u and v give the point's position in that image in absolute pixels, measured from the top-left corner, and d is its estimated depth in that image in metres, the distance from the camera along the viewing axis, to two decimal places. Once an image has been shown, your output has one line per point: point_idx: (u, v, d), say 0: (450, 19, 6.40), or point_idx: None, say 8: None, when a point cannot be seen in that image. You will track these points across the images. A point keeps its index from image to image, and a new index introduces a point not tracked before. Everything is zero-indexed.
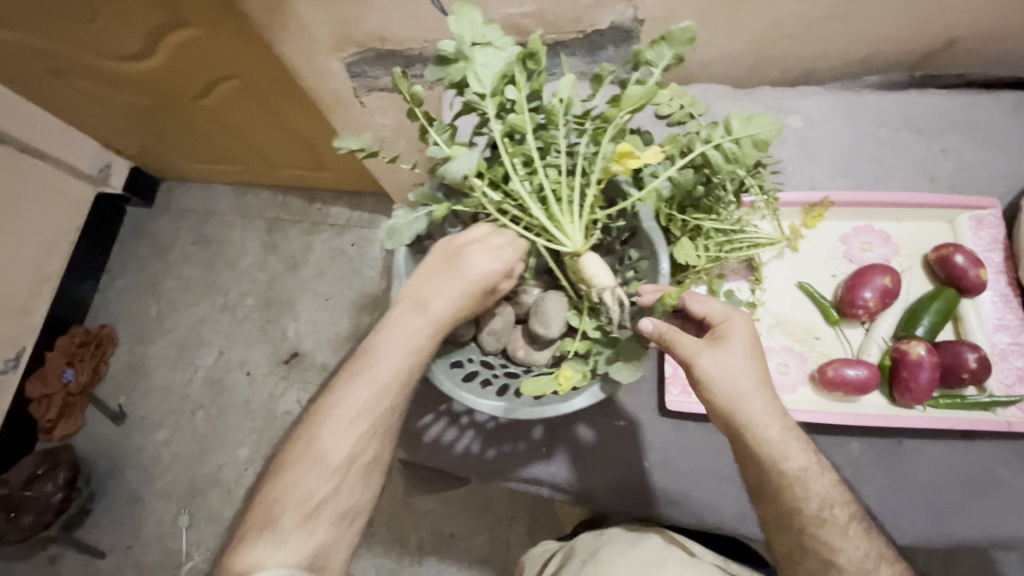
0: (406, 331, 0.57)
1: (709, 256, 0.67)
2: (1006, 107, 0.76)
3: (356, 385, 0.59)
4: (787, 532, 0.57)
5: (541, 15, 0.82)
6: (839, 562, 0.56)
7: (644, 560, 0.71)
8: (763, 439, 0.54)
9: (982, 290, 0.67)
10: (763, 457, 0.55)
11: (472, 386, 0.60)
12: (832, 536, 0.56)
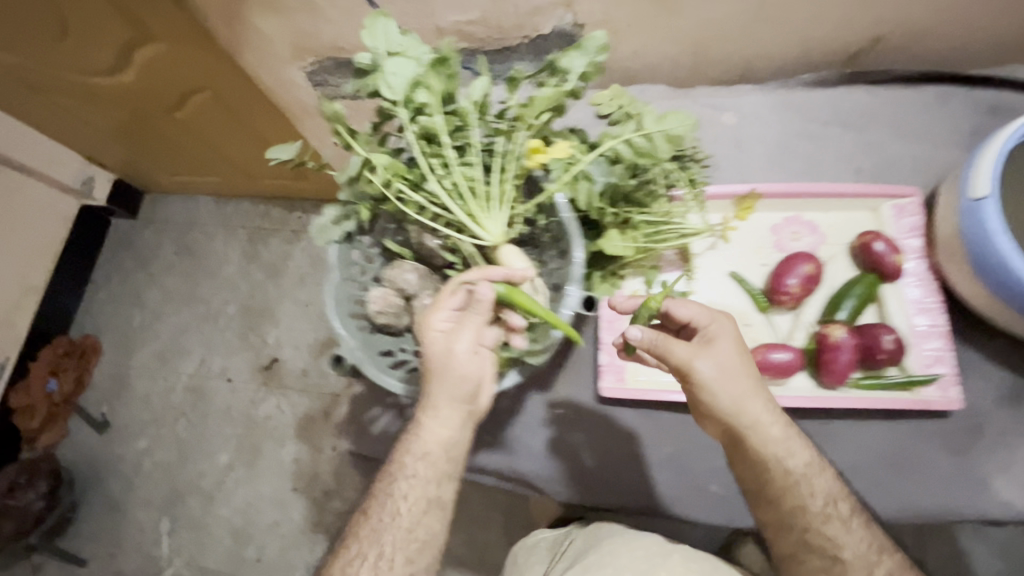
0: (455, 382, 0.60)
1: (637, 247, 0.70)
2: (928, 102, 0.79)
3: (407, 454, 0.63)
4: (790, 531, 0.65)
5: (485, 23, 0.87)
6: (845, 557, 0.63)
7: (649, 550, 0.74)
8: (768, 437, 0.63)
9: (900, 275, 0.69)
10: (767, 455, 0.63)
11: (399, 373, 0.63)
12: (835, 530, 0.63)
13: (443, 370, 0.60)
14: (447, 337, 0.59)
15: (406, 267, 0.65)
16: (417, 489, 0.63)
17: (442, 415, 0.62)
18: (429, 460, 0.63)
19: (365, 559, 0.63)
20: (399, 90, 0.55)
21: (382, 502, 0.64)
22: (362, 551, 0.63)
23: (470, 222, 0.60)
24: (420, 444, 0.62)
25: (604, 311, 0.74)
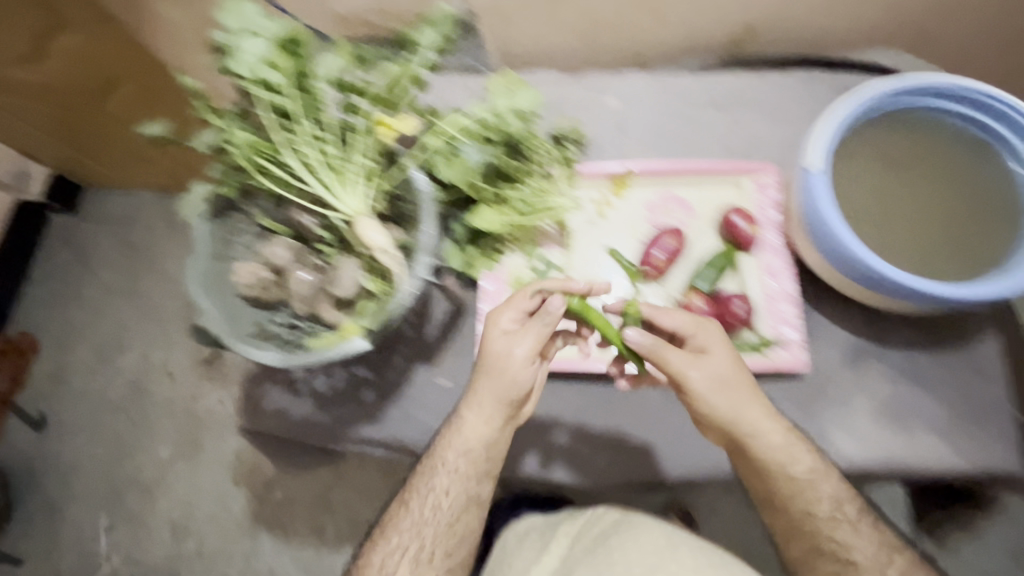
0: (498, 386, 0.67)
1: (507, 222, 0.73)
2: (795, 85, 0.83)
3: (449, 450, 0.70)
4: (800, 538, 0.69)
5: (381, 10, 0.89)
6: (856, 559, 0.67)
7: (659, 545, 0.74)
8: (769, 445, 0.65)
9: (756, 246, 0.74)
10: (772, 463, 0.66)
11: (257, 340, 0.63)
12: (844, 534, 0.67)
13: (488, 372, 0.67)
14: (504, 339, 0.67)
15: (278, 242, 0.66)
16: (456, 485, 0.71)
17: (484, 416, 0.68)
18: (471, 458, 0.70)
19: (405, 548, 0.72)
20: (249, 66, 0.57)
21: (423, 496, 0.72)
22: (402, 541, 0.72)
23: (326, 193, 0.62)
24: (461, 442, 0.69)
25: (486, 285, 0.78)
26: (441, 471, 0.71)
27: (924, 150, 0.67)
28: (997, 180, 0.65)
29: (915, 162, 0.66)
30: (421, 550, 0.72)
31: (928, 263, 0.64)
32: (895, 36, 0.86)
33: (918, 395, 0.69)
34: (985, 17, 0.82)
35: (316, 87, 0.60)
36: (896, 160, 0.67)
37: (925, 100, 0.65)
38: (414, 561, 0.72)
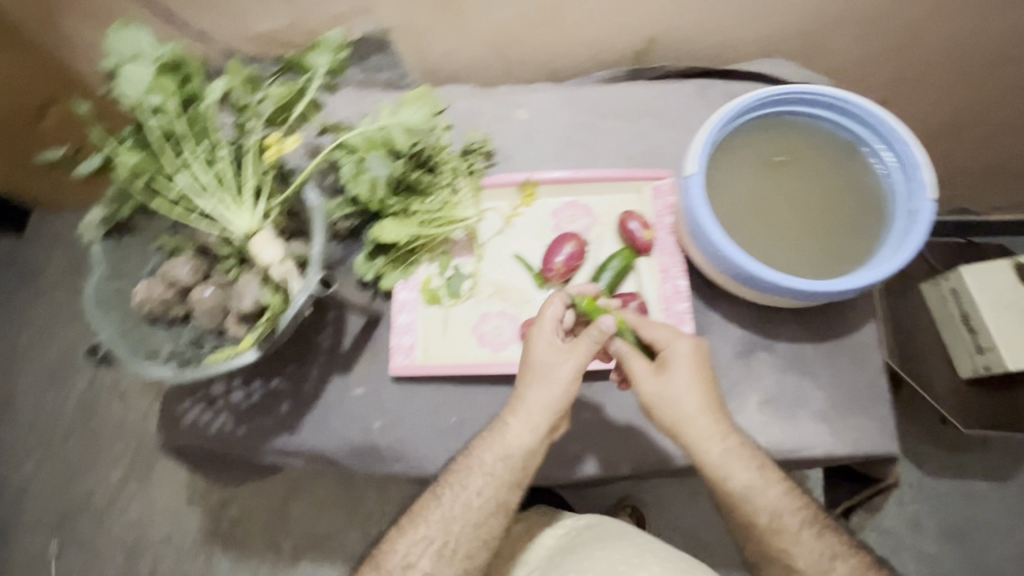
0: (546, 391, 0.68)
1: (412, 234, 0.76)
2: (690, 94, 0.88)
3: (489, 451, 0.70)
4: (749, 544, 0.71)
5: (297, 28, 0.91)
6: (800, 565, 0.69)
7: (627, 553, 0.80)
8: (708, 460, 0.67)
9: (652, 249, 0.78)
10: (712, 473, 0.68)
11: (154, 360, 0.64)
12: (787, 542, 0.69)
13: (539, 379, 0.68)
14: (545, 346, 0.68)
15: (181, 260, 0.67)
16: (491, 488, 0.70)
17: (534, 424, 0.68)
18: (510, 462, 0.69)
19: (429, 540, 0.71)
20: (134, 91, 0.58)
21: (456, 493, 0.71)
22: (429, 534, 0.72)
23: (221, 214, 0.63)
24: (501, 444, 0.69)
25: (399, 295, 0.80)
26: (477, 471, 0.70)
27: (799, 154, 0.74)
28: (862, 180, 0.72)
29: (792, 163, 0.73)
30: (443, 545, 0.71)
31: (799, 257, 0.70)
32: (786, 45, 0.91)
33: (805, 384, 0.73)
34: (867, 28, 0.88)
35: (203, 108, 0.61)
36: (773, 163, 0.73)
37: (794, 108, 0.72)
38: (436, 554, 0.71)
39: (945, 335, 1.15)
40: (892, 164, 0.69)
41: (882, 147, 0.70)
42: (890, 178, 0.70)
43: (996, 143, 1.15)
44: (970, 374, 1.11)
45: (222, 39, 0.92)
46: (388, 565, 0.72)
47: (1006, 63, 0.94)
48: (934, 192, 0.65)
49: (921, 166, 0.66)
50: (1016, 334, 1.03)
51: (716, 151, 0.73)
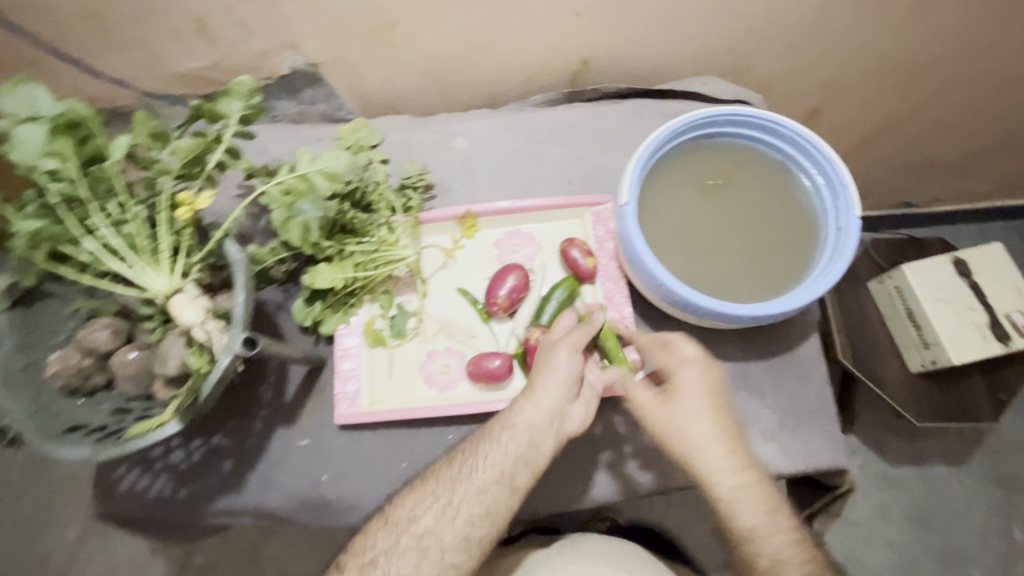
0: (554, 372, 0.66)
1: (348, 277, 0.73)
2: (626, 115, 0.88)
3: (503, 426, 0.67)
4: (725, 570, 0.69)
5: (221, 67, 0.88)
6: None
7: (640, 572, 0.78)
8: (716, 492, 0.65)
9: (595, 276, 0.78)
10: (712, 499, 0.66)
11: (68, 438, 0.61)
12: None
13: (548, 362, 0.67)
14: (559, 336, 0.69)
15: (99, 325, 0.64)
16: (504, 463, 0.66)
17: (539, 403, 0.66)
18: (520, 436, 0.65)
19: (434, 500, 0.67)
20: (28, 155, 0.54)
21: (468, 460, 0.67)
22: (436, 493, 0.67)
23: (135, 277, 0.60)
24: (516, 417, 0.66)
25: (341, 340, 0.78)
26: (489, 440, 0.67)
27: (732, 174, 0.74)
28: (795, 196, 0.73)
29: (725, 184, 0.73)
30: (449, 505, 0.66)
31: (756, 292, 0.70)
32: (718, 62, 0.93)
33: (755, 404, 0.73)
34: (795, 41, 0.89)
35: (108, 168, 0.58)
36: (707, 184, 0.74)
37: (723, 127, 0.73)
38: (439, 514, 0.66)
39: (895, 331, 1.17)
40: (820, 181, 0.71)
41: (811, 164, 0.71)
42: (819, 194, 0.71)
43: (928, 141, 1.19)
44: (920, 368, 1.13)
45: (141, 81, 0.88)
46: (391, 522, 0.68)
47: (930, 68, 0.97)
48: (859, 208, 0.66)
49: (846, 182, 0.67)
50: (957, 327, 1.06)
51: (649, 176, 0.73)
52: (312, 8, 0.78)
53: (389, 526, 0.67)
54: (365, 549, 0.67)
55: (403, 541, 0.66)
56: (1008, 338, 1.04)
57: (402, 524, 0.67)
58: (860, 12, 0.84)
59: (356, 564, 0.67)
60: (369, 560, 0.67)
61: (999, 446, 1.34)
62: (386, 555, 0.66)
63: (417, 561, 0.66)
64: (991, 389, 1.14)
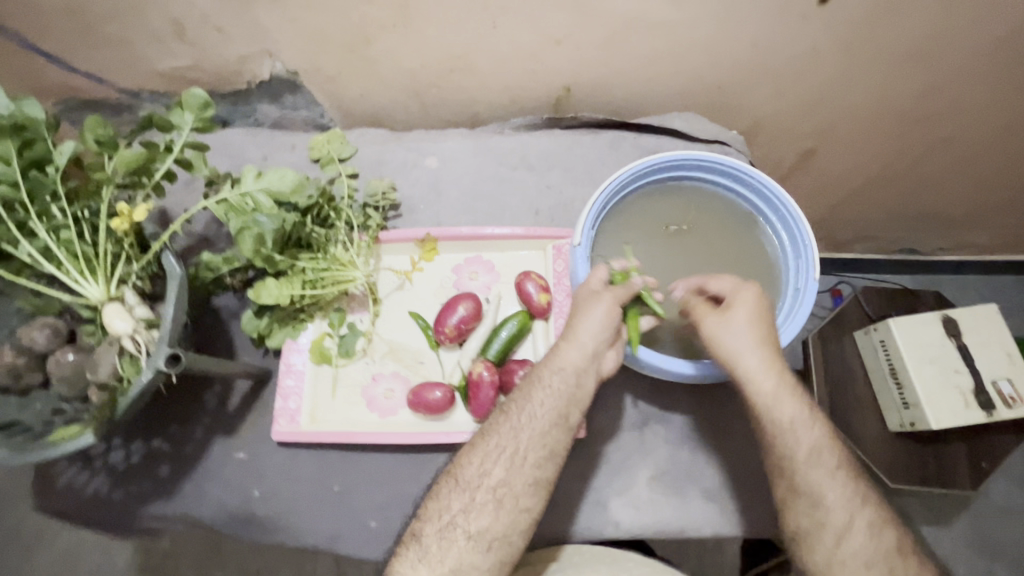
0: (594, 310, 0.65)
1: (296, 295, 0.72)
2: (602, 147, 0.87)
3: (547, 367, 0.66)
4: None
5: (202, 68, 0.86)
6: None
7: None
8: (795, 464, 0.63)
9: (548, 313, 0.76)
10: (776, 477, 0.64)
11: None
12: None
13: (588, 307, 0.65)
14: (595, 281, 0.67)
15: (37, 325, 0.64)
16: (555, 402, 0.64)
17: (583, 343, 0.64)
18: (569, 376, 0.64)
19: (500, 447, 0.64)
20: None
21: (522, 405, 0.65)
22: (500, 442, 0.64)
23: (73, 283, 0.60)
24: (560, 360, 0.65)
25: (287, 356, 0.77)
26: (539, 384, 0.65)
27: (698, 222, 0.73)
28: (762, 249, 0.70)
29: (690, 230, 0.71)
30: (518, 450, 0.64)
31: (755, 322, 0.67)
32: (706, 99, 0.89)
33: (698, 459, 0.72)
34: (785, 85, 0.85)
35: (50, 172, 0.58)
36: (672, 230, 0.73)
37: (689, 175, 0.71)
38: (510, 462, 0.64)
39: (877, 388, 1.12)
40: (786, 239, 0.69)
41: (779, 220, 0.69)
42: (785, 252, 0.69)
43: (932, 193, 1.13)
44: (898, 428, 1.08)
45: (119, 76, 0.87)
46: (461, 479, 0.65)
47: (933, 120, 0.92)
48: (819, 271, 0.64)
49: (807, 243, 0.65)
50: (941, 390, 1.01)
51: (609, 219, 0.72)
52: (290, 18, 0.77)
53: (462, 483, 0.65)
54: (440, 511, 0.64)
55: (480, 496, 0.63)
56: (992, 406, 1.00)
57: (474, 478, 0.64)
58: (853, 56, 0.79)
59: (434, 527, 0.64)
60: (446, 523, 0.64)
61: (982, 508, 1.28)
62: (464, 513, 0.64)
63: (496, 513, 0.63)
64: (973, 456, 1.10)
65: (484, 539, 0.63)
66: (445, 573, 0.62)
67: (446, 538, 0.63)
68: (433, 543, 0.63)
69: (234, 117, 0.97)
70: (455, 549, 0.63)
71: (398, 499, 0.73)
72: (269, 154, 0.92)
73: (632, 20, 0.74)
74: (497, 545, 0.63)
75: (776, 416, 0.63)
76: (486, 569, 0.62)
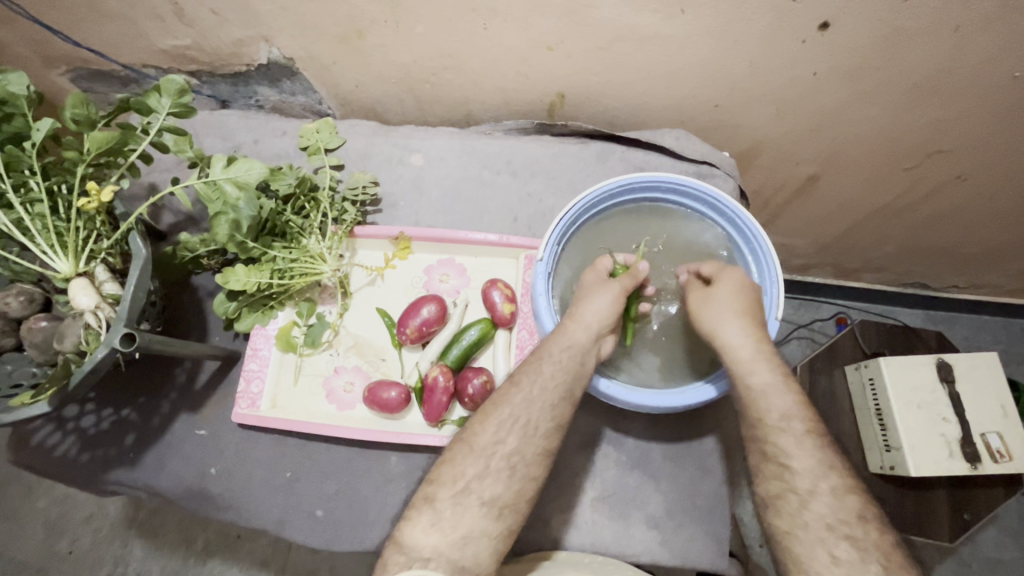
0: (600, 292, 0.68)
1: (263, 282, 0.73)
2: (589, 158, 0.88)
3: (555, 343, 0.66)
4: None
5: (202, 48, 0.84)
6: None
7: None
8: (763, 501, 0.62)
9: (512, 323, 0.77)
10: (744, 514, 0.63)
11: None
12: None
13: (596, 292, 0.69)
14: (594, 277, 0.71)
15: (13, 291, 0.65)
16: (564, 376, 0.65)
17: (589, 323, 0.67)
18: (576, 353, 0.65)
19: (514, 418, 0.64)
20: None
21: (534, 378, 0.65)
22: (514, 412, 0.64)
23: (45, 256, 0.63)
24: (568, 337, 0.66)
25: (255, 340, 0.78)
26: (545, 356, 0.66)
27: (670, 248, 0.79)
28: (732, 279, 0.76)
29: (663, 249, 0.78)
30: (530, 421, 0.64)
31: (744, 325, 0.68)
32: (702, 116, 0.84)
33: (646, 487, 0.73)
34: (788, 108, 0.79)
35: (26, 146, 0.60)
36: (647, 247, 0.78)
37: (665, 198, 0.77)
38: (524, 431, 0.63)
39: (862, 425, 1.07)
40: (755, 277, 0.74)
41: (751, 257, 0.74)
42: (752, 288, 0.74)
43: (955, 232, 1.03)
44: (879, 470, 1.04)
45: (120, 51, 0.87)
46: (476, 446, 0.63)
47: (959, 162, 0.85)
48: (781, 311, 0.70)
49: (776, 281, 0.70)
50: (925, 438, 0.97)
51: (591, 224, 0.77)
52: (280, 6, 0.74)
53: (476, 450, 0.63)
54: (455, 476, 0.62)
55: (495, 463, 0.62)
56: (978, 461, 0.95)
57: (488, 445, 0.63)
58: (869, 87, 0.73)
59: (448, 492, 0.61)
60: (461, 488, 0.61)
61: (974, 562, 1.20)
62: (479, 479, 0.62)
63: (509, 481, 0.62)
64: (955, 508, 1.03)
65: (496, 506, 0.61)
66: (456, 540, 0.59)
67: (460, 505, 0.61)
68: (447, 508, 0.61)
69: (235, 99, 0.96)
70: (470, 515, 0.60)
71: (345, 490, 0.76)
72: (260, 137, 0.93)
73: (628, 30, 0.69)
74: (508, 512, 0.61)
75: (768, 390, 0.63)
76: (495, 537, 0.60)
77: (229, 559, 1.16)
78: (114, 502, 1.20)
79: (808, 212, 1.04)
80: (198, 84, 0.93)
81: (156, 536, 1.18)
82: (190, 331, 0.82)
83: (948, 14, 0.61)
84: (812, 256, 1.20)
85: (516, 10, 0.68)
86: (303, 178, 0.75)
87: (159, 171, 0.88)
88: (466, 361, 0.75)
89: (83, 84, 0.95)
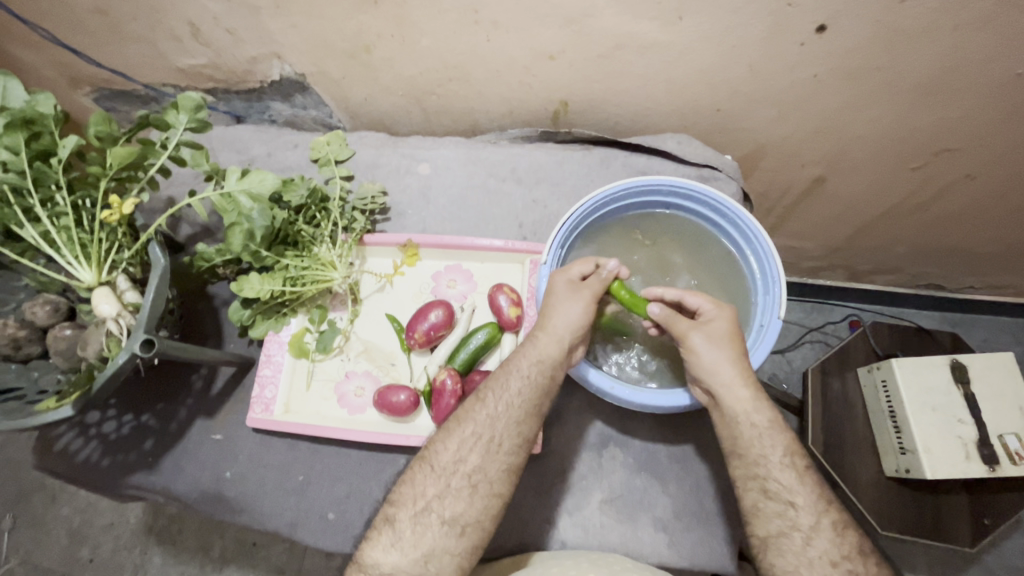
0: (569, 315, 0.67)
1: (275, 289, 0.75)
2: (592, 164, 0.90)
3: (523, 358, 0.67)
4: None
5: (218, 67, 0.88)
6: None
7: None
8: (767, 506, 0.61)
9: (519, 326, 0.78)
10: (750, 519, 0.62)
11: None
12: None
13: (566, 298, 0.68)
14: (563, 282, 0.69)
15: (40, 301, 0.68)
16: (530, 392, 0.66)
17: (561, 337, 0.66)
18: (543, 366, 0.66)
19: (476, 436, 0.64)
20: None
21: (499, 394, 0.66)
22: (477, 430, 0.65)
23: (70, 266, 0.66)
24: (536, 350, 0.66)
25: (269, 345, 0.81)
26: (510, 370, 0.67)
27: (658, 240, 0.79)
28: (736, 280, 0.76)
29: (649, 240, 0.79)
30: (494, 439, 0.64)
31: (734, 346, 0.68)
32: (705, 120, 0.85)
33: (653, 488, 0.74)
34: (788, 111, 0.80)
35: (51, 163, 0.63)
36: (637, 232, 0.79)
37: (669, 200, 0.78)
38: (487, 448, 0.64)
39: (876, 427, 1.05)
40: (757, 276, 0.74)
41: (752, 256, 0.75)
42: (756, 287, 0.75)
43: (966, 231, 1.02)
44: (894, 473, 1.01)
45: (141, 72, 0.91)
46: (437, 465, 0.64)
47: (969, 159, 0.84)
48: (785, 309, 0.70)
49: (778, 280, 0.70)
50: (940, 440, 0.95)
51: (601, 219, 0.78)
52: (292, 24, 0.77)
53: (437, 470, 0.64)
54: (415, 497, 0.63)
55: (455, 482, 0.63)
56: (996, 462, 0.92)
57: (449, 465, 0.64)
58: (870, 85, 0.73)
59: (408, 512, 0.63)
60: (421, 508, 0.63)
61: (999, 570, 1.16)
62: (439, 499, 0.63)
63: (470, 499, 0.63)
64: (975, 512, 1.01)
65: (457, 525, 0.62)
66: (418, 558, 0.61)
67: (420, 525, 0.62)
68: (407, 528, 0.62)
69: (249, 114, 1.00)
70: (429, 535, 0.62)
71: (356, 493, 0.77)
72: (274, 151, 0.96)
73: (629, 39, 0.70)
74: (470, 530, 0.62)
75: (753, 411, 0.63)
76: (458, 553, 0.62)
77: (245, 566, 1.18)
78: (135, 510, 1.23)
79: (815, 215, 1.04)
80: (214, 101, 0.97)
81: (174, 543, 1.20)
82: (207, 337, 0.85)
83: (945, 14, 0.62)
84: (821, 258, 1.20)
85: (519, 21, 0.70)
86: (314, 188, 0.78)
87: (178, 185, 0.92)
88: (471, 367, 0.76)
89: (106, 102, 1.00)
